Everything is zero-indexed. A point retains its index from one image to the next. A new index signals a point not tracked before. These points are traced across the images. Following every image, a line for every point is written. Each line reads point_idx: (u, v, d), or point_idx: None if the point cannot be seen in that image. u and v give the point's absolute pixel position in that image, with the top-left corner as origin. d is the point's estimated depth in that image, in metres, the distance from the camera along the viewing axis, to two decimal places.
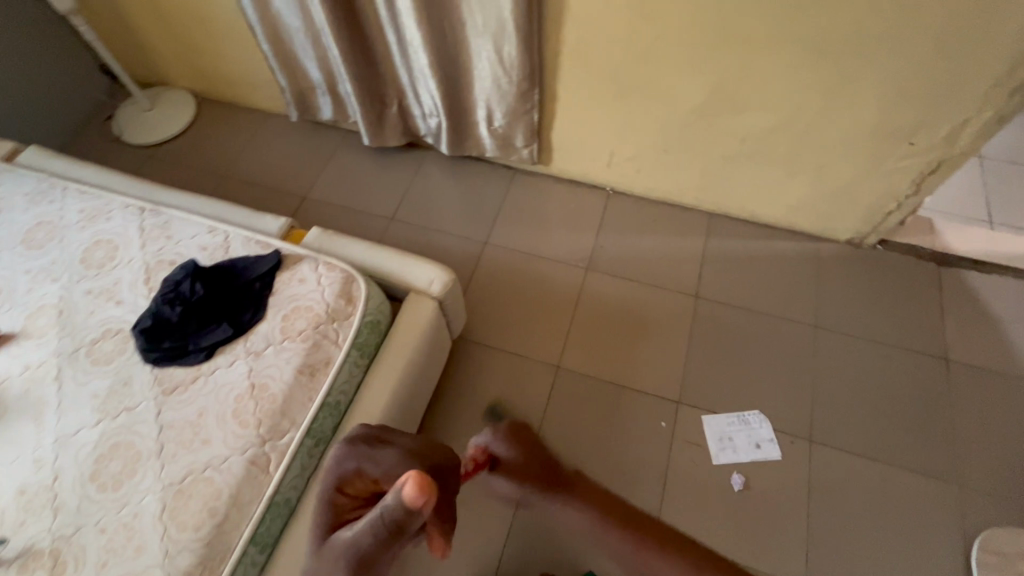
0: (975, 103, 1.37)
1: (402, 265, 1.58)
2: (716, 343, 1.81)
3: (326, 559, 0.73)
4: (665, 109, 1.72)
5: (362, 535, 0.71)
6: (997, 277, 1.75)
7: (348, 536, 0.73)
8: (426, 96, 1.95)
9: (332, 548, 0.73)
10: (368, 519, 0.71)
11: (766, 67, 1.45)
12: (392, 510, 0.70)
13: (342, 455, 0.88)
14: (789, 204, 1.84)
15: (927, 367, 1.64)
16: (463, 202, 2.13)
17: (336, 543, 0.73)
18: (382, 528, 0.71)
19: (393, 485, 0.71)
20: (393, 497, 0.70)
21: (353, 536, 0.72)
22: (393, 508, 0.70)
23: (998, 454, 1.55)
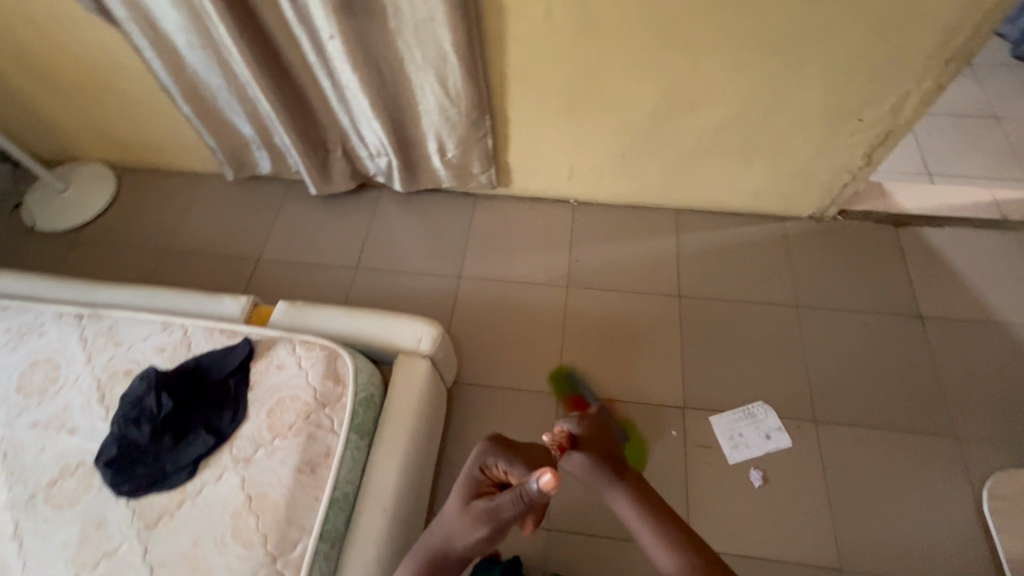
0: (891, 67, 1.16)
1: (203, 302, 1.13)
2: (701, 343, 1.45)
3: (463, 521, 0.77)
4: (574, 114, 1.40)
5: (497, 509, 0.74)
6: (924, 222, 1.59)
7: (487, 505, 0.75)
8: (242, 125, 1.52)
9: (472, 513, 0.76)
10: (509, 497, 0.72)
11: (643, 66, 1.25)
12: (532, 497, 0.71)
13: (481, 456, 0.81)
14: (724, 177, 1.52)
15: (881, 325, 1.44)
16: (300, 220, 1.73)
17: (477, 508, 0.76)
18: (514, 508, 0.72)
19: (533, 475, 0.70)
20: (537, 490, 0.69)
21: (481, 508, 0.75)
22: (531, 492, 0.70)
23: (987, 411, 1.31)
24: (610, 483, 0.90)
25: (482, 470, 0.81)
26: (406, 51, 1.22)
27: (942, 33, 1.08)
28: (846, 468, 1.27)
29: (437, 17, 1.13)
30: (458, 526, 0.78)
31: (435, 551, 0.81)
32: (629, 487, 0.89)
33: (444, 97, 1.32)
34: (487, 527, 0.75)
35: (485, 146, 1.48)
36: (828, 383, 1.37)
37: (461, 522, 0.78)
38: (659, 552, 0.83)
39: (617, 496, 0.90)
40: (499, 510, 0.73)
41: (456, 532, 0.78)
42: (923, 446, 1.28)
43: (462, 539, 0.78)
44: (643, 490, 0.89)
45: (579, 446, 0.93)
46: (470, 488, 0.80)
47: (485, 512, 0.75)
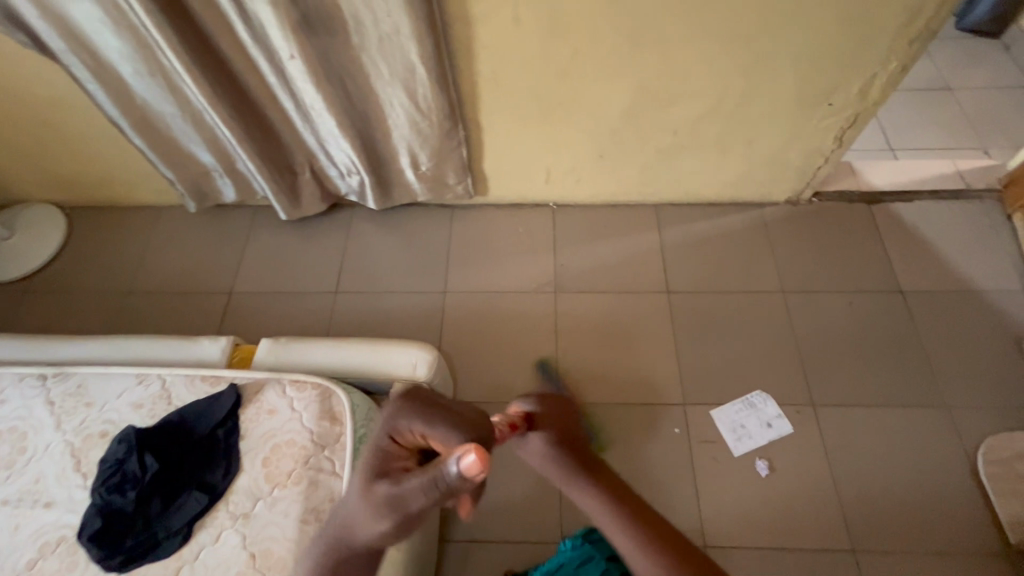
0: (858, 52, 1.18)
1: (179, 348, 1.06)
2: (695, 337, 1.45)
3: (361, 509, 0.63)
4: (549, 119, 1.37)
5: (405, 496, 0.60)
6: (895, 198, 1.63)
7: (393, 490, 0.61)
8: (201, 153, 1.44)
9: (373, 498, 0.62)
10: (418, 484, 0.59)
11: (615, 67, 1.23)
12: (450, 487, 0.58)
13: (389, 420, 0.67)
14: (701, 169, 1.52)
15: (865, 302, 1.47)
16: (272, 246, 1.66)
17: (381, 492, 0.61)
18: (428, 499, 0.59)
19: (454, 458, 0.57)
20: (462, 475, 0.57)
21: (385, 493, 0.61)
22: (451, 476, 0.57)
23: (972, 378, 1.35)
24: (576, 476, 0.80)
25: (391, 441, 0.67)
26: (372, 66, 1.17)
27: (905, 16, 1.10)
28: (846, 447, 1.29)
29: (403, 31, 1.08)
30: (356, 518, 0.63)
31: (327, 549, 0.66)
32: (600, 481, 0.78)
33: (415, 110, 1.28)
34: (390, 518, 0.61)
35: (460, 157, 1.44)
36: (821, 365, 1.39)
37: (361, 512, 0.63)
38: (629, 554, 0.72)
39: (587, 493, 0.78)
40: (409, 498, 0.60)
41: (355, 525, 0.64)
42: (916, 417, 1.31)
43: (360, 533, 0.64)
44: (615, 485, 0.78)
45: (536, 426, 0.84)
46: (373, 465, 0.65)
47: (391, 501, 0.61)
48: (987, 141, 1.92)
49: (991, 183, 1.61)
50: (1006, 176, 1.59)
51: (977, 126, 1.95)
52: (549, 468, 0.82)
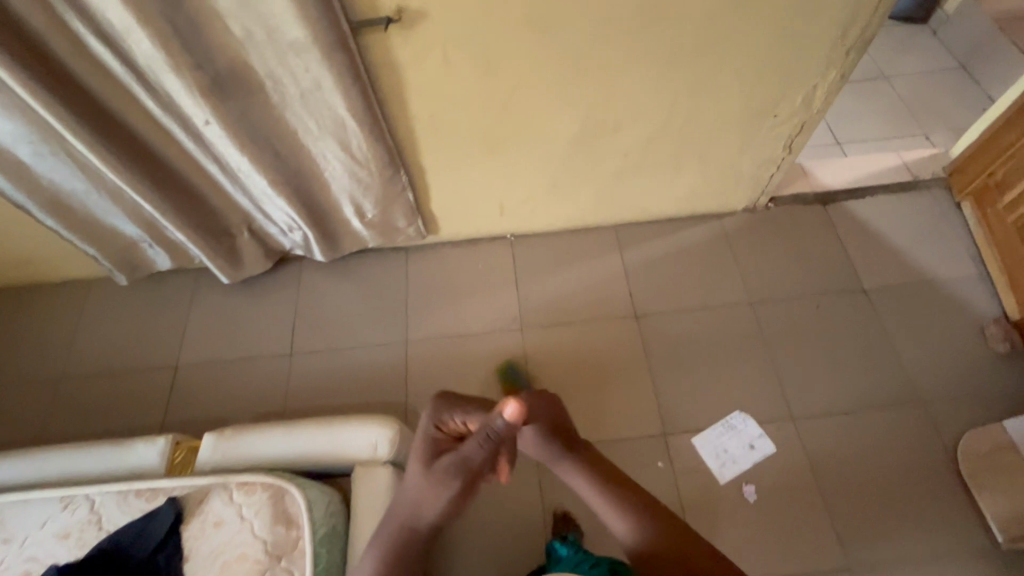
0: (796, 65, 1.16)
1: (112, 455, 0.96)
2: (669, 362, 1.41)
3: (430, 483, 0.79)
4: (495, 155, 1.31)
5: (464, 457, 0.77)
6: (849, 195, 1.63)
7: (452, 459, 0.78)
8: (124, 226, 1.33)
9: (439, 470, 0.78)
10: (476, 442, 0.77)
11: (556, 100, 1.18)
12: (496, 436, 0.76)
13: (438, 416, 0.86)
14: (655, 188, 1.49)
15: (832, 306, 1.46)
16: (216, 311, 1.55)
17: (443, 464, 0.78)
18: (480, 454, 0.77)
19: (497, 411, 0.76)
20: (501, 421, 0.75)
21: (449, 462, 0.78)
22: (498, 428, 0.75)
23: (943, 372, 1.35)
24: (565, 457, 0.94)
25: (442, 430, 0.85)
26: (297, 121, 1.09)
27: (839, 26, 1.08)
28: (830, 460, 1.27)
29: (325, 87, 1.00)
30: (424, 491, 0.79)
31: (400, 528, 0.80)
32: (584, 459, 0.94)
33: (351, 162, 1.20)
34: (457, 481, 0.77)
35: (407, 201, 1.37)
36: (796, 376, 1.37)
37: (427, 489, 0.79)
38: (612, 516, 0.89)
39: (572, 471, 0.94)
40: (468, 458, 0.77)
41: (423, 498, 0.79)
42: (895, 420, 1.31)
43: (428, 507, 0.79)
44: (595, 460, 0.94)
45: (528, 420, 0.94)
46: (433, 447, 0.82)
47: (455, 465, 0.78)
48: (927, 127, 1.96)
49: (938, 172, 1.63)
50: (951, 164, 1.61)
51: (916, 113, 1.99)
52: (538, 450, 0.96)
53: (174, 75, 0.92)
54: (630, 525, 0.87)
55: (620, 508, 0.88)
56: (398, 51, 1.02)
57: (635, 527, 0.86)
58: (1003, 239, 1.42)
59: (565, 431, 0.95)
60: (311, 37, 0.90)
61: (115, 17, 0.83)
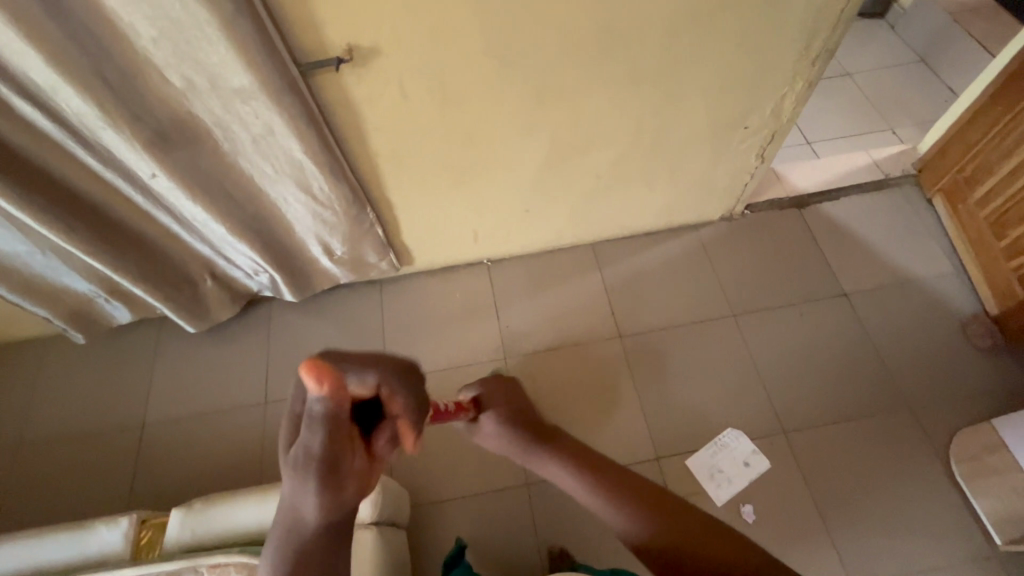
0: (763, 78, 1.14)
1: (71, 541, 0.90)
2: (656, 382, 1.39)
3: (292, 480, 0.53)
4: (465, 185, 1.27)
5: (307, 447, 0.51)
6: (823, 197, 1.63)
7: (308, 448, 0.51)
8: (76, 283, 1.25)
9: (295, 463, 0.52)
10: (318, 425, 0.50)
11: (523, 127, 1.15)
12: (334, 414, 0.50)
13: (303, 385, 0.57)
14: (630, 204, 1.47)
15: (815, 312, 1.45)
16: (183, 361, 1.47)
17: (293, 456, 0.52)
18: (327, 439, 0.50)
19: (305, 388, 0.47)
20: (326, 398, 0.47)
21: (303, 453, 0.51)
22: (331, 407, 0.49)
23: (929, 373, 1.35)
24: (536, 447, 0.84)
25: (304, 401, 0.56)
26: (252, 166, 1.03)
27: (804, 38, 1.07)
28: (826, 472, 1.26)
29: (279, 133, 0.95)
30: (291, 491, 0.53)
31: (288, 534, 0.57)
32: (560, 446, 0.83)
33: (314, 204, 1.15)
34: (314, 476, 0.52)
35: (376, 237, 1.32)
36: (784, 387, 1.36)
37: (294, 489, 0.54)
38: (597, 506, 0.76)
39: (548, 463, 0.83)
40: (311, 449, 0.51)
41: (297, 500, 0.54)
42: (885, 425, 1.30)
43: (306, 511, 0.55)
44: (572, 448, 0.83)
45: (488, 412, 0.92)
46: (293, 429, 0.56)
47: (301, 459, 0.52)
48: (892, 122, 1.97)
49: (907, 169, 1.64)
50: (920, 160, 1.62)
51: (880, 109, 2.01)
52: (510, 446, 0.88)
53: (112, 131, 0.86)
54: (619, 513, 0.74)
55: (608, 495, 0.76)
56: (354, 90, 0.97)
57: (626, 517, 0.73)
58: (975, 235, 1.43)
59: (526, 419, 0.90)
60: (259, 84, 0.85)
61: (40, 77, 0.77)
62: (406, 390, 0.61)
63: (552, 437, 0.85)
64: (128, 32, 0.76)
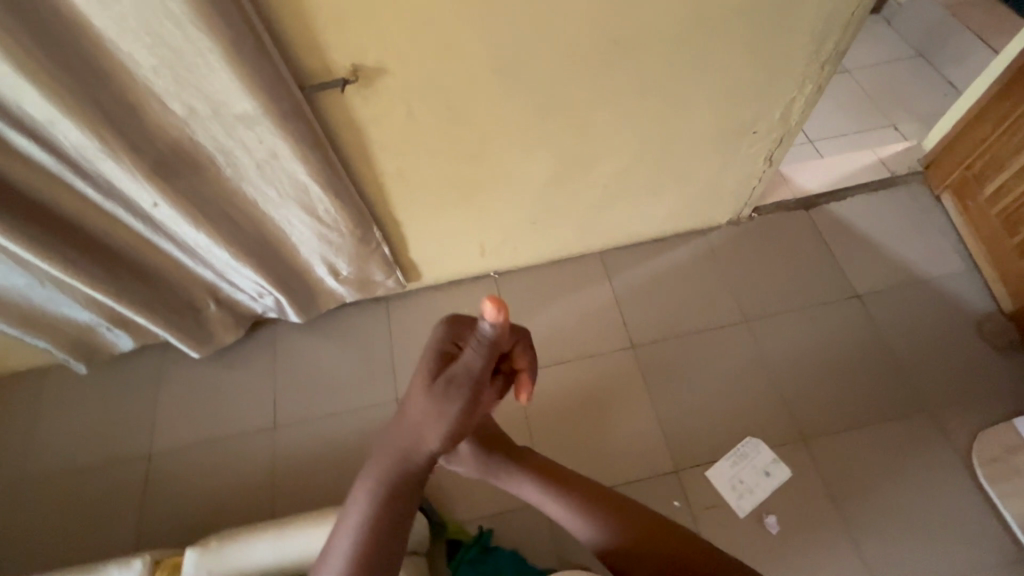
0: (772, 83, 1.13)
1: None
2: (672, 392, 1.37)
3: (434, 398, 0.69)
4: (471, 200, 1.25)
5: (468, 364, 0.67)
6: (831, 198, 1.61)
7: (463, 370, 0.67)
8: (77, 312, 1.22)
9: (442, 385, 0.69)
10: (475, 352, 0.65)
11: (530, 140, 1.12)
12: (494, 342, 0.64)
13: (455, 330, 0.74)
14: (639, 212, 1.45)
15: (829, 315, 1.43)
16: (189, 387, 1.44)
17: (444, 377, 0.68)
18: (484, 363, 0.66)
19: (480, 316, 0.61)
20: (499, 329, 0.62)
21: (452, 375, 0.68)
22: (491, 341, 0.64)
23: (947, 373, 1.33)
24: (512, 470, 0.87)
25: (455, 342, 0.73)
26: (256, 191, 1.00)
27: (813, 42, 1.05)
28: (848, 479, 1.24)
29: (283, 157, 0.92)
30: (426, 408, 0.70)
31: (399, 451, 0.74)
32: (532, 465, 0.87)
33: (320, 226, 1.12)
34: (463, 392, 0.68)
35: (383, 255, 1.29)
36: (801, 393, 1.34)
37: (434, 405, 0.70)
38: (568, 519, 0.82)
39: (521, 481, 0.86)
40: (469, 367, 0.67)
41: (431, 415, 0.70)
42: (905, 428, 1.28)
43: (432, 428, 0.71)
44: (542, 465, 0.87)
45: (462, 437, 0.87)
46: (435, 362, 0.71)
47: (457, 375, 0.68)
48: (895, 118, 1.96)
49: (914, 166, 1.63)
50: (926, 157, 1.61)
51: (882, 105, 2.00)
52: (478, 467, 0.87)
53: (112, 162, 0.83)
54: (591, 527, 0.80)
55: (578, 508, 0.81)
56: (358, 110, 0.94)
57: (604, 531, 0.79)
58: (987, 232, 1.42)
59: (500, 441, 0.88)
60: (261, 108, 0.82)
61: (35, 110, 0.74)
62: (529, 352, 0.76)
63: (526, 458, 0.87)
64: (126, 60, 0.73)
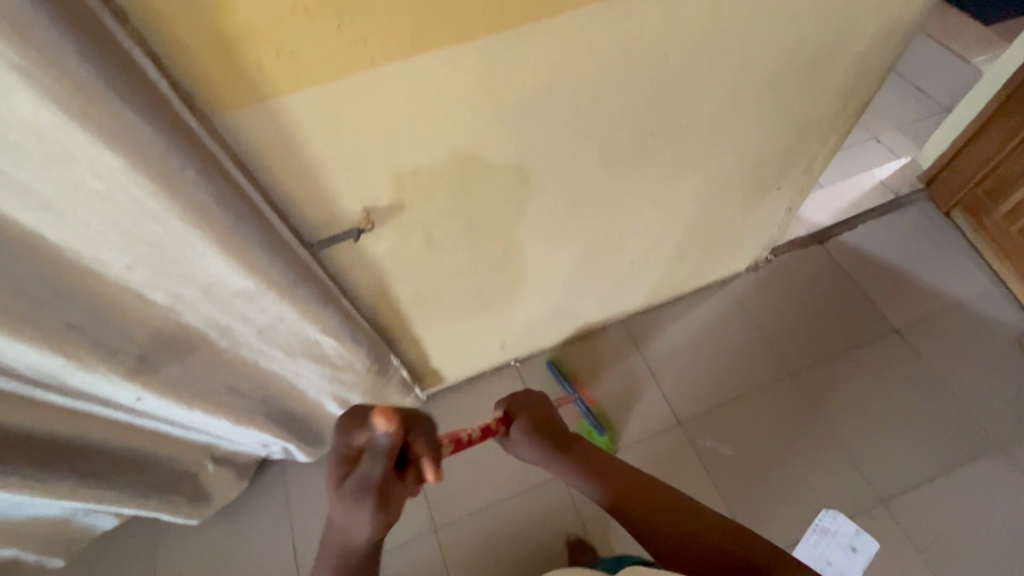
0: (798, 142, 1.07)
1: None
2: (733, 471, 1.27)
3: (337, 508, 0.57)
4: (493, 304, 1.13)
5: (366, 474, 0.55)
6: (843, 228, 1.57)
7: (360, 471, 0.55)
8: (48, 509, 1.02)
9: (342, 494, 0.56)
10: (368, 456, 0.54)
11: (556, 238, 1.02)
12: (390, 448, 0.54)
13: (347, 430, 0.59)
14: (661, 277, 1.36)
15: (872, 355, 1.37)
16: (193, 558, 1.24)
17: (344, 485, 0.56)
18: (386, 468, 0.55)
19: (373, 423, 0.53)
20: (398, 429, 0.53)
21: (348, 481, 0.56)
22: (382, 444, 0.54)
23: (1005, 402, 1.28)
24: (561, 460, 0.77)
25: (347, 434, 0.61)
26: (260, 358, 0.85)
27: (838, 100, 1.00)
28: (939, 540, 1.16)
29: (293, 321, 0.78)
30: (339, 531, 0.60)
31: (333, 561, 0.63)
32: (584, 458, 0.77)
33: (336, 373, 0.96)
34: (366, 503, 0.55)
35: (402, 378, 1.14)
36: (865, 449, 1.27)
37: (340, 513, 0.58)
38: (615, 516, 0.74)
39: (570, 474, 0.77)
40: (368, 478, 0.55)
41: (348, 529, 0.58)
42: (980, 470, 1.22)
43: (352, 540, 0.60)
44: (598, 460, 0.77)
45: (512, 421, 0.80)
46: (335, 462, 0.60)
47: (356, 484, 0.55)
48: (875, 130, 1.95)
49: (915, 183, 1.61)
50: (926, 173, 1.59)
51: None
52: (531, 458, 0.79)
53: (82, 372, 0.68)
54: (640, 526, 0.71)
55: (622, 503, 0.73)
56: (373, 251, 0.82)
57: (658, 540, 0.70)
58: (1010, 248, 1.40)
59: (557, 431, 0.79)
60: (267, 282, 0.68)
61: None
62: (434, 431, 0.61)
63: (581, 451, 0.78)
64: (94, 267, 0.58)
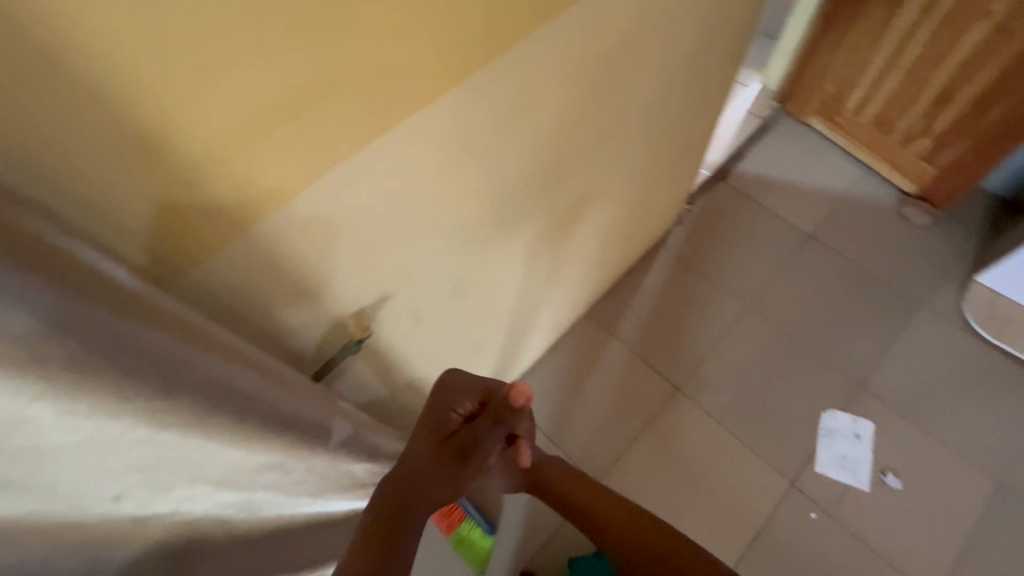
0: (702, 102, 1.12)
1: None
2: (740, 412, 1.34)
3: (441, 456, 0.63)
4: (479, 350, 1.05)
5: (489, 429, 0.66)
6: (735, 161, 1.70)
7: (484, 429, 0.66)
8: None
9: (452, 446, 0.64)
10: (494, 416, 0.67)
11: (527, 264, 0.97)
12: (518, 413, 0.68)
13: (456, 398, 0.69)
14: (612, 261, 1.37)
15: (803, 264, 1.53)
16: None
17: (461, 438, 0.65)
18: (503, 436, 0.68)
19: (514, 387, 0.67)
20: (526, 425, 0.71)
21: (466, 436, 0.65)
22: (513, 406, 0.67)
23: (905, 264, 1.52)
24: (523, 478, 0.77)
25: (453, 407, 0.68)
26: None
27: (726, 57, 1.06)
28: (911, 398, 1.35)
29: (329, 466, 0.57)
30: (430, 474, 0.62)
31: (389, 513, 0.56)
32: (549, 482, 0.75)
33: None
34: (477, 457, 0.65)
35: None
36: (829, 346, 1.41)
37: (433, 463, 0.62)
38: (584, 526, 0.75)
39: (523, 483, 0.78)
40: (486, 436, 0.66)
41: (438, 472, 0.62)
42: (913, 327, 1.43)
43: (437, 488, 0.62)
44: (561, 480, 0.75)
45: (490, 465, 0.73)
46: (442, 424, 0.67)
47: (474, 438, 0.65)
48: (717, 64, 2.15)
49: (772, 103, 1.79)
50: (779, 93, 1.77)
51: None
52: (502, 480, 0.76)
53: None
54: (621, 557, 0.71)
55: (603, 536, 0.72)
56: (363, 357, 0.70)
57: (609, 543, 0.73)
58: (864, 137, 1.63)
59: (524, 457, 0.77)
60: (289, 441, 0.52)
61: None
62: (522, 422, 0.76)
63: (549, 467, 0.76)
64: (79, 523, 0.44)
